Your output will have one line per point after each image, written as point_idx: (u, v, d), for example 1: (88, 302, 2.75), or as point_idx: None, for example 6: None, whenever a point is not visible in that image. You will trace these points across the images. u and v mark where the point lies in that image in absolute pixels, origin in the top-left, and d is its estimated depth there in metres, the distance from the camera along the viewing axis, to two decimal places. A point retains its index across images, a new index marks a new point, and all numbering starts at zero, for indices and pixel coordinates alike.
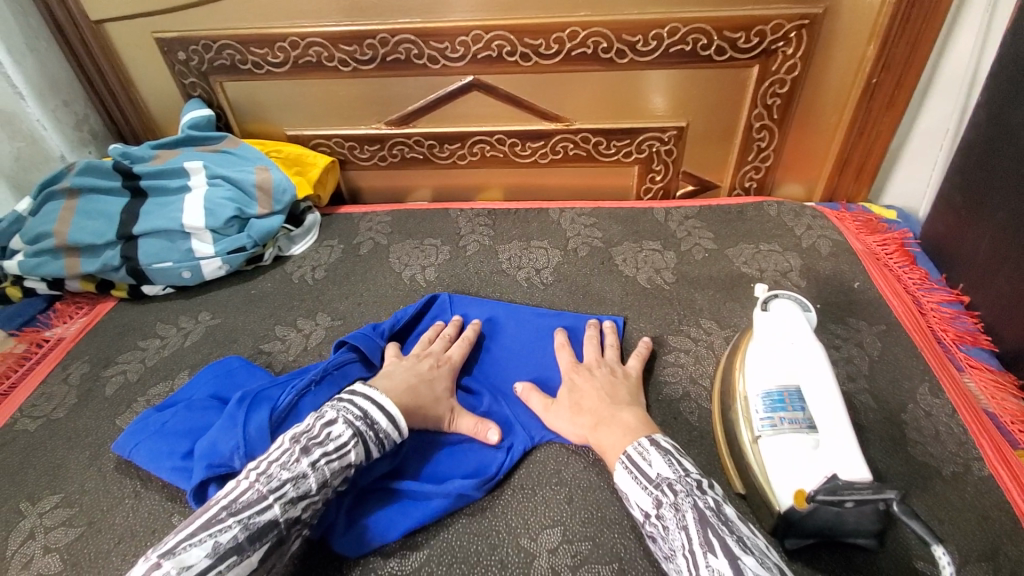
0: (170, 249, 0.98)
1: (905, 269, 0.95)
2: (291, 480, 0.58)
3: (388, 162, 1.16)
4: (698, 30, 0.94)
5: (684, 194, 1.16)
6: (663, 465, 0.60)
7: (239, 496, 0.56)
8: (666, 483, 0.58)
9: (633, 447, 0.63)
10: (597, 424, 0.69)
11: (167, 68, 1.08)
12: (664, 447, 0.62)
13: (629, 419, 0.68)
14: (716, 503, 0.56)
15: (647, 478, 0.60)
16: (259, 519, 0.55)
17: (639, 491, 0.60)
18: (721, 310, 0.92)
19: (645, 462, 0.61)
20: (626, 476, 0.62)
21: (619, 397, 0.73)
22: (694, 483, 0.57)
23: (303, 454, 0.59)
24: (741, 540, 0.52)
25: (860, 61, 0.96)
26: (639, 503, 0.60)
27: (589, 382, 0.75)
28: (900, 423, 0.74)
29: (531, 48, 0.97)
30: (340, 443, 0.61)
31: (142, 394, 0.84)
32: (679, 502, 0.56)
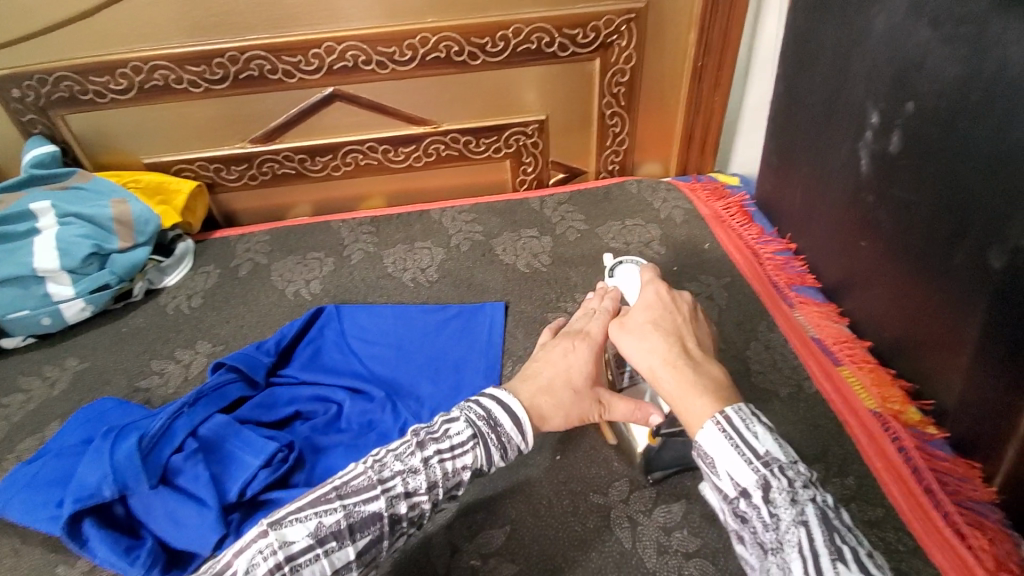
0: (24, 296, 0.92)
1: (744, 226, 1.07)
2: (401, 474, 0.57)
3: (258, 180, 1.13)
4: (540, 29, 1.01)
5: (555, 182, 1.24)
6: (772, 442, 0.52)
7: (352, 479, 0.56)
8: (775, 465, 0.51)
9: (733, 412, 0.54)
10: (673, 365, 0.60)
11: (1, 107, 1.00)
12: (767, 421, 0.54)
13: (713, 373, 0.59)
14: (830, 500, 0.51)
15: (754, 457, 0.51)
16: (364, 508, 0.54)
17: (742, 468, 0.51)
18: (593, 283, 0.99)
19: (751, 434, 0.52)
20: (720, 439, 0.53)
21: (701, 346, 0.63)
22: (805, 474, 0.51)
23: (419, 449, 0.58)
24: (869, 554, 0.47)
25: (686, 48, 1.08)
26: (736, 478, 0.52)
27: (675, 321, 0.65)
28: (745, 358, 0.85)
29: (386, 56, 1.00)
30: (457, 442, 0.59)
31: (7, 453, 0.78)
32: (797, 495, 0.50)
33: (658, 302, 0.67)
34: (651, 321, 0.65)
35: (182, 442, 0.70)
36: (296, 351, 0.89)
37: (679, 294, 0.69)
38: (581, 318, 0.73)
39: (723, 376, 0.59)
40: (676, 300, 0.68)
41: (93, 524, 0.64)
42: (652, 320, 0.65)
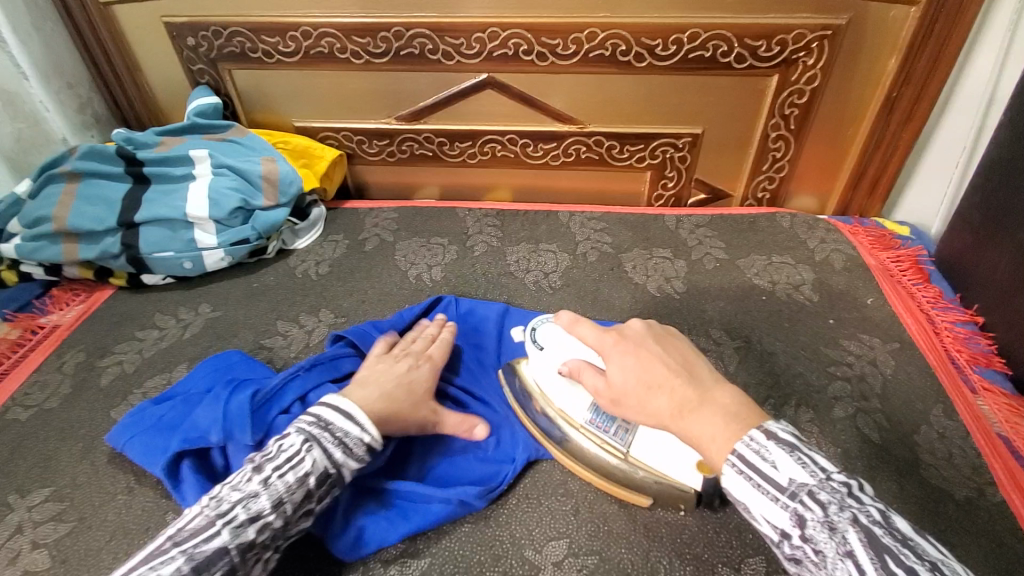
0: (170, 238, 0.95)
1: (920, 287, 0.94)
2: (242, 502, 0.55)
3: (397, 158, 1.14)
4: (719, 36, 0.92)
5: (695, 203, 1.15)
6: (794, 467, 0.46)
7: (187, 523, 0.53)
8: (807, 494, 0.45)
9: (745, 447, 0.48)
10: (683, 411, 0.53)
11: (175, 53, 1.06)
12: (786, 441, 0.47)
13: (725, 400, 0.52)
14: (880, 512, 0.43)
15: (779, 492, 0.46)
16: (204, 547, 0.51)
17: (770, 506, 0.46)
18: (732, 322, 0.90)
19: (768, 466, 0.47)
20: (743, 484, 0.47)
21: (698, 371, 0.56)
22: (841, 487, 0.45)
23: (256, 474, 0.57)
24: (935, 568, 0.40)
25: (881, 75, 0.95)
26: (772, 520, 0.46)
27: (658, 356, 0.57)
28: (911, 444, 0.73)
29: (548, 48, 0.96)
30: (290, 454, 0.58)
31: (139, 387, 0.82)
32: (833, 520, 0.43)
33: (617, 343, 0.59)
34: (629, 367, 0.57)
35: (289, 405, 0.69)
36: (402, 332, 0.86)
37: (628, 325, 0.62)
38: (418, 339, 0.79)
39: (738, 399, 0.53)
40: (634, 333, 0.60)
41: (192, 467, 0.65)
42: (630, 366, 0.57)
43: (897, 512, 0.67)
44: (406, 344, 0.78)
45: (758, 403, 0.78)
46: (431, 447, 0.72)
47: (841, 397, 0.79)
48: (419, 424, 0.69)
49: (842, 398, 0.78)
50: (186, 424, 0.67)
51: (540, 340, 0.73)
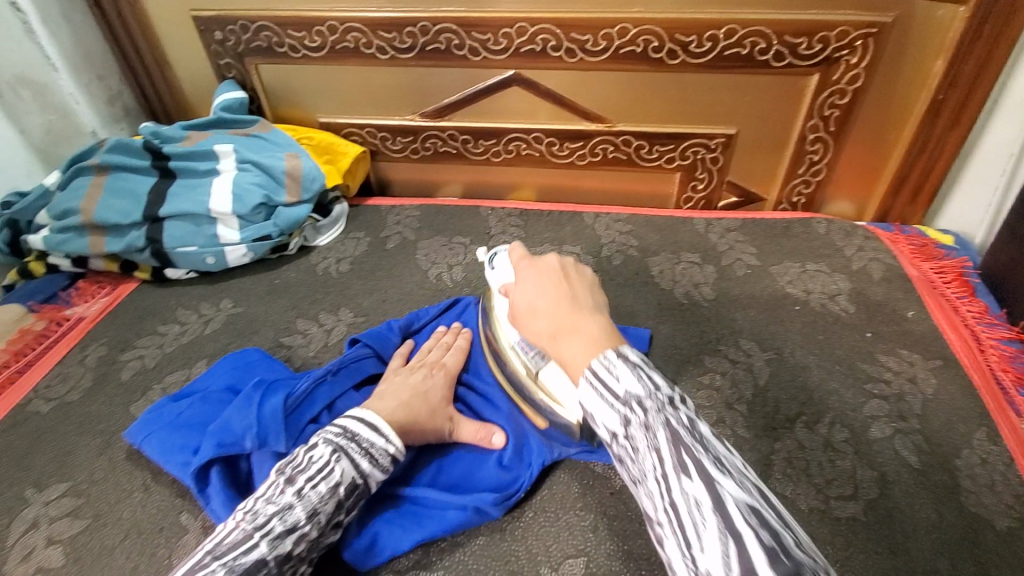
0: (195, 233, 0.96)
1: (964, 300, 0.89)
2: (278, 514, 0.54)
3: (420, 155, 1.12)
4: (756, 33, 0.88)
5: (725, 206, 1.11)
6: (631, 379, 0.45)
7: (224, 537, 0.52)
8: (635, 402, 0.44)
9: (598, 362, 0.47)
10: (557, 333, 0.54)
11: (203, 47, 1.06)
12: (633, 358, 0.47)
13: (596, 324, 0.52)
14: (691, 417, 0.44)
15: (613, 399, 0.45)
16: (245, 560, 0.50)
17: (605, 411, 0.46)
18: (763, 332, 0.86)
19: (610, 377, 0.46)
20: (592, 396, 0.47)
21: (583, 302, 0.57)
22: (665, 397, 0.45)
23: (288, 485, 0.56)
24: (719, 463, 0.41)
25: (927, 77, 0.90)
26: (604, 422, 0.46)
27: (552, 287, 0.59)
28: (953, 469, 0.69)
29: (578, 44, 0.93)
30: (322, 465, 0.57)
31: (158, 382, 0.82)
32: (649, 421, 0.43)
33: (526, 276, 0.62)
34: (527, 295, 0.60)
35: (319, 413, 0.68)
36: (419, 333, 0.85)
37: (542, 261, 0.64)
38: (434, 348, 0.79)
39: (609, 327, 0.52)
40: (545, 267, 0.63)
41: (220, 473, 0.63)
42: (528, 296, 0.60)
43: (935, 543, 0.63)
44: (423, 356, 0.78)
45: (789, 419, 0.75)
46: (446, 452, 0.71)
47: (878, 417, 0.75)
48: (436, 430, 0.68)
49: (879, 417, 0.74)
50: (216, 425, 0.65)
51: (496, 262, 0.76)
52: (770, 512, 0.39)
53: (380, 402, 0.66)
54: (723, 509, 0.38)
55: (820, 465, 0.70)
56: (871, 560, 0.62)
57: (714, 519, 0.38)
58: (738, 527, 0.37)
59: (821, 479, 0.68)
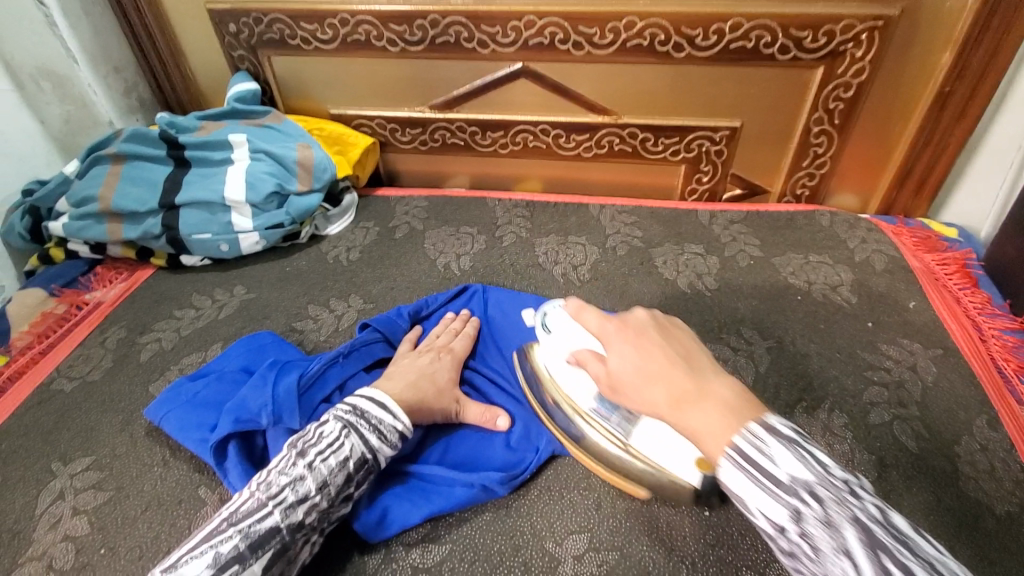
0: (210, 220, 0.98)
1: (965, 292, 0.90)
2: (290, 485, 0.56)
3: (429, 146, 1.14)
4: (762, 26, 0.90)
5: (730, 198, 1.12)
6: (794, 463, 0.42)
7: (240, 505, 0.55)
8: (806, 489, 0.41)
9: (744, 440, 0.44)
10: (681, 403, 0.49)
11: (217, 39, 1.08)
12: (787, 435, 0.44)
13: (724, 391, 0.48)
14: (877, 511, 0.40)
15: (777, 486, 0.42)
16: (259, 526, 0.54)
17: (765, 499, 0.42)
18: (765, 321, 0.87)
19: (767, 460, 0.43)
20: (740, 477, 0.44)
21: (698, 363, 0.52)
22: (843, 485, 0.41)
23: (300, 458, 0.58)
24: (932, 569, 0.37)
25: (934, 69, 0.91)
26: (769, 514, 0.42)
27: (657, 346, 0.53)
28: (949, 454, 0.71)
29: (585, 37, 0.94)
30: (331, 440, 0.60)
31: (175, 363, 0.85)
32: (830, 516, 0.40)
33: (615, 331, 0.56)
34: (629, 357, 0.53)
35: (330, 393, 0.70)
36: (427, 319, 0.88)
37: (628, 315, 0.57)
38: (443, 332, 0.81)
39: (737, 389, 0.49)
40: (631, 324, 0.56)
41: (236, 448, 0.66)
42: (629, 359, 0.53)
43: (932, 524, 0.65)
44: (430, 340, 0.80)
45: (789, 405, 0.76)
46: (454, 432, 0.73)
47: (878, 403, 0.76)
48: (443, 411, 0.70)
49: (879, 404, 0.76)
50: (232, 402, 0.68)
51: (550, 325, 0.75)
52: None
53: (390, 384, 0.68)
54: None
55: (819, 449, 0.71)
56: None
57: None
58: None
59: None
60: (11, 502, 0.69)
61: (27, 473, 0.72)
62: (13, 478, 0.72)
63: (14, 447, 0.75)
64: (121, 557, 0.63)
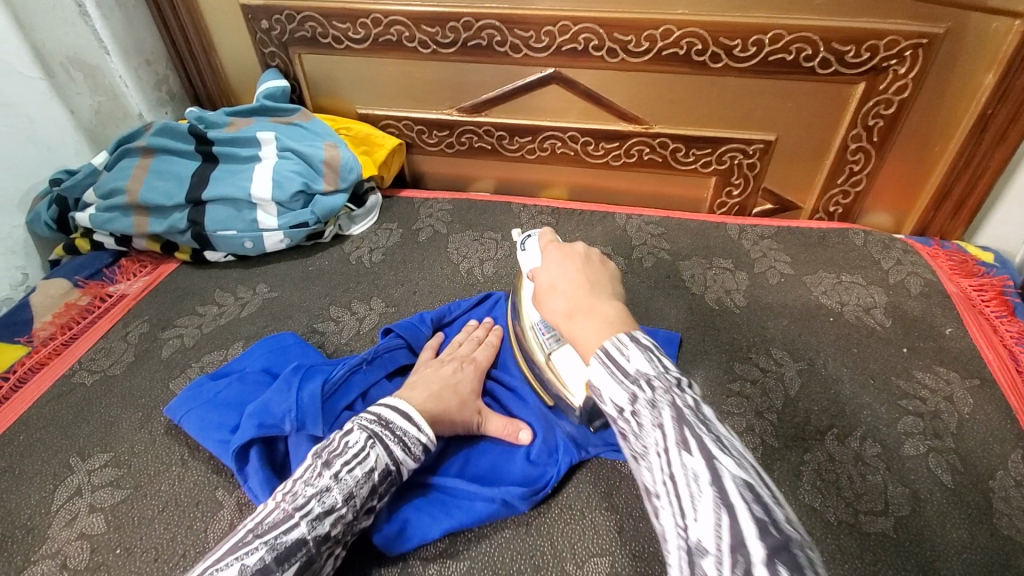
0: (235, 217, 0.98)
1: (1003, 320, 0.87)
2: (316, 496, 0.56)
3: (455, 149, 1.13)
4: (803, 39, 0.87)
5: (760, 212, 1.10)
6: (642, 360, 0.45)
7: (266, 516, 0.54)
8: (645, 381, 0.44)
9: (610, 343, 0.48)
10: (573, 314, 0.55)
11: (249, 35, 1.08)
12: (645, 342, 0.47)
13: (608, 308, 0.54)
14: (696, 399, 0.44)
15: (622, 375, 0.45)
16: (285, 538, 0.53)
17: (612, 387, 0.45)
18: (795, 341, 0.85)
19: (620, 356, 0.46)
20: (597, 369, 0.47)
21: (603, 288, 0.59)
22: (674, 379, 0.44)
23: (326, 469, 0.57)
24: (722, 444, 0.40)
25: (976, 91, 0.88)
26: (612, 398, 0.45)
27: (575, 273, 0.62)
28: (987, 491, 0.68)
29: (620, 44, 0.93)
30: (357, 450, 0.59)
31: (197, 360, 0.84)
32: (656, 398, 0.43)
33: (552, 260, 0.66)
34: (552, 277, 0.63)
35: (353, 400, 0.69)
36: (449, 326, 0.87)
37: (570, 247, 0.67)
38: (467, 342, 0.80)
39: (620, 309, 0.54)
40: (572, 254, 0.66)
41: (259, 453, 0.65)
42: (552, 278, 0.63)
43: (967, 565, 0.62)
44: (453, 349, 0.79)
45: (819, 431, 0.74)
46: (475, 444, 0.72)
47: (912, 434, 0.74)
48: (465, 423, 0.69)
49: (913, 435, 0.73)
50: (255, 406, 0.67)
51: (527, 244, 0.75)
52: (765, 488, 0.38)
53: (413, 393, 0.67)
54: (721, 484, 0.38)
55: (850, 479, 0.69)
56: None
57: (712, 493, 0.38)
58: (730, 498, 0.37)
59: (851, 493, 0.68)
60: (28, 495, 0.69)
61: (44, 467, 0.72)
62: (31, 471, 0.72)
63: (32, 440, 0.75)
64: (136, 558, 0.63)
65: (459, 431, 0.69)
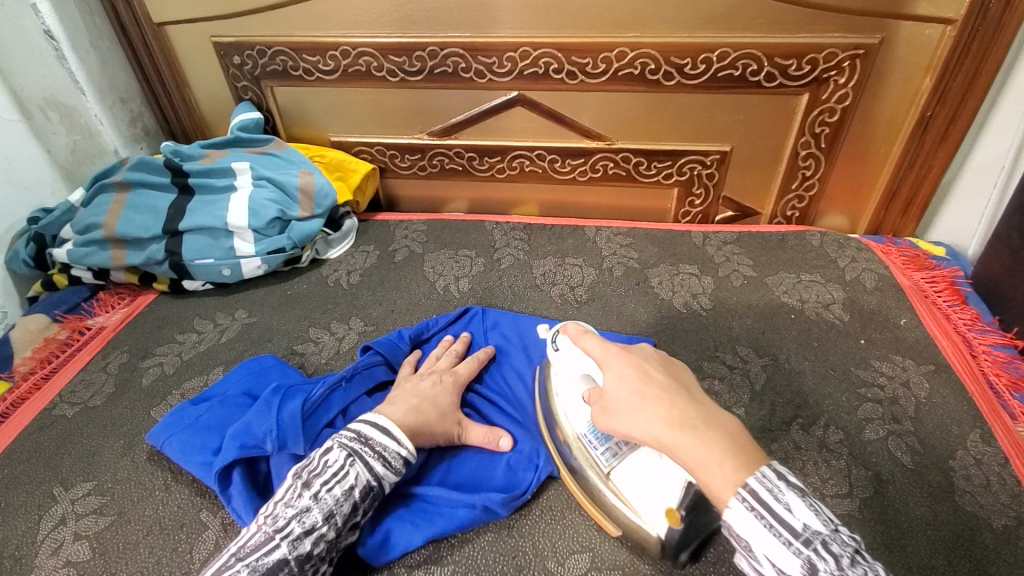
0: (212, 246, 1.00)
1: (955, 308, 0.92)
2: (296, 516, 0.57)
3: (427, 172, 1.17)
4: (748, 55, 0.93)
5: (723, 219, 1.15)
6: (808, 514, 0.46)
7: (248, 540, 0.56)
8: (818, 541, 0.45)
9: (756, 480, 0.46)
10: (680, 425, 0.50)
11: (222, 70, 1.12)
12: (796, 484, 0.47)
13: (720, 421, 0.51)
14: (884, 573, 0.44)
15: (790, 533, 0.45)
16: (266, 560, 0.54)
17: (782, 551, 0.45)
18: (759, 338, 0.89)
19: (785, 511, 0.45)
20: (751, 521, 0.46)
21: (689, 393, 0.54)
22: (849, 542, 0.45)
23: (305, 489, 0.59)
24: None
25: (914, 97, 0.94)
26: (781, 561, 0.46)
27: (651, 373, 0.56)
28: (947, 470, 0.71)
29: (579, 66, 0.98)
30: (335, 468, 0.60)
31: (177, 387, 0.85)
32: (845, 571, 0.43)
33: (619, 362, 0.58)
34: (624, 385, 0.55)
35: (334, 418, 0.71)
36: (428, 343, 0.89)
37: (634, 348, 0.60)
38: (445, 356, 0.82)
39: (735, 428, 0.51)
40: (637, 356, 0.59)
41: (241, 475, 0.66)
42: (623, 385, 0.56)
43: (932, 540, 0.65)
44: (431, 363, 0.81)
45: (786, 423, 0.77)
46: (455, 453, 0.74)
47: (873, 420, 0.77)
48: (444, 433, 0.70)
49: (873, 420, 0.77)
50: (236, 427, 0.68)
51: (559, 343, 0.73)
52: None
53: (391, 407, 0.69)
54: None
55: (817, 466, 0.72)
56: (869, 556, 0.64)
57: None
58: None
59: (818, 479, 0.71)
60: (13, 527, 0.69)
61: (28, 498, 0.72)
62: (14, 504, 0.71)
63: (15, 473, 0.75)
64: None
65: (439, 441, 0.71)
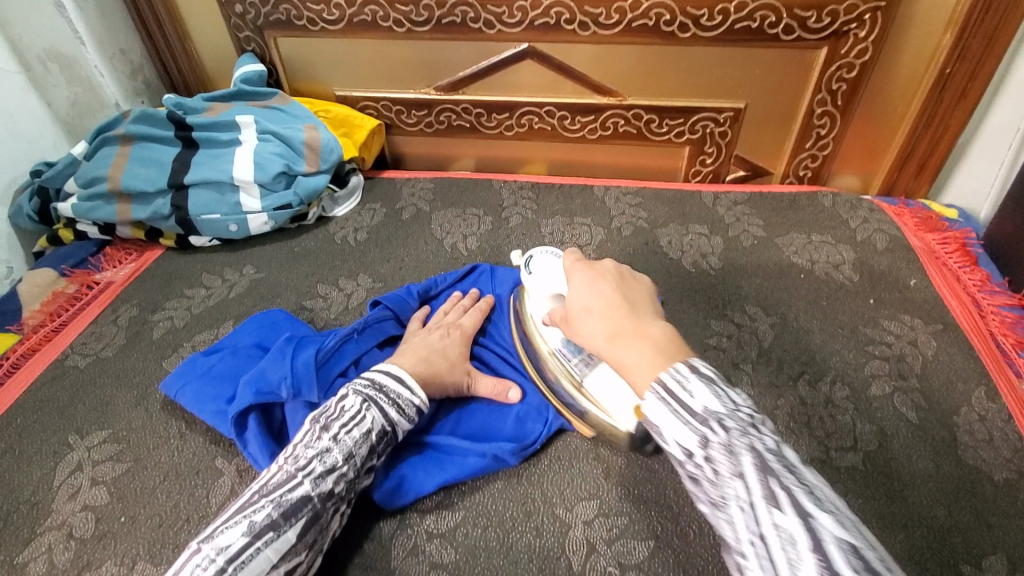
0: (218, 201, 0.99)
1: (966, 270, 0.91)
2: (317, 457, 0.57)
3: (434, 129, 1.15)
4: (766, 6, 0.90)
5: (734, 179, 1.13)
6: (709, 397, 0.45)
7: (270, 478, 0.57)
8: (715, 420, 0.44)
9: (669, 376, 0.47)
10: (616, 336, 0.54)
11: (224, 21, 1.09)
12: (706, 374, 0.47)
13: (656, 331, 0.53)
14: (777, 444, 0.43)
15: (688, 415, 0.45)
16: (290, 496, 0.55)
17: (678, 428, 0.45)
18: (768, 297, 0.89)
19: (685, 395, 0.46)
20: (661, 409, 0.46)
21: (639, 308, 0.57)
22: (747, 418, 0.44)
23: (324, 432, 0.59)
24: (812, 494, 0.40)
25: (933, 53, 0.91)
26: (681, 443, 0.45)
27: (609, 287, 0.60)
28: (951, 425, 0.72)
29: (591, 17, 0.95)
30: (352, 412, 0.61)
31: (188, 340, 0.86)
32: (732, 444, 0.43)
33: (581, 277, 0.63)
34: (584, 298, 0.59)
35: (347, 367, 0.71)
36: (436, 299, 0.89)
37: (598, 264, 0.64)
38: (454, 310, 0.82)
39: (670, 333, 0.53)
40: (600, 271, 0.63)
41: (257, 420, 0.67)
42: (584, 298, 0.59)
43: (933, 491, 0.66)
44: (440, 317, 0.81)
45: (793, 379, 0.78)
46: (465, 405, 0.74)
47: (879, 376, 0.78)
48: (454, 385, 0.71)
49: (880, 377, 0.78)
50: (250, 375, 0.69)
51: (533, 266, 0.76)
52: (873, 552, 0.37)
53: (402, 358, 0.69)
54: (823, 550, 0.37)
55: (822, 420, 0.73)
56: (870, 506, 0.65)
57: (814, 559, 0.37)
58: (836, 565, 0.36)
59: (823, 433, 0.72)
60: (30, 473, 0.70)
61: (44, 446, 0.73)
62: (30, 451, 0.73)
63: (29, 421, 0.76)
64: (140, 525, 0.65)
65: (449, 392, 0.71)
